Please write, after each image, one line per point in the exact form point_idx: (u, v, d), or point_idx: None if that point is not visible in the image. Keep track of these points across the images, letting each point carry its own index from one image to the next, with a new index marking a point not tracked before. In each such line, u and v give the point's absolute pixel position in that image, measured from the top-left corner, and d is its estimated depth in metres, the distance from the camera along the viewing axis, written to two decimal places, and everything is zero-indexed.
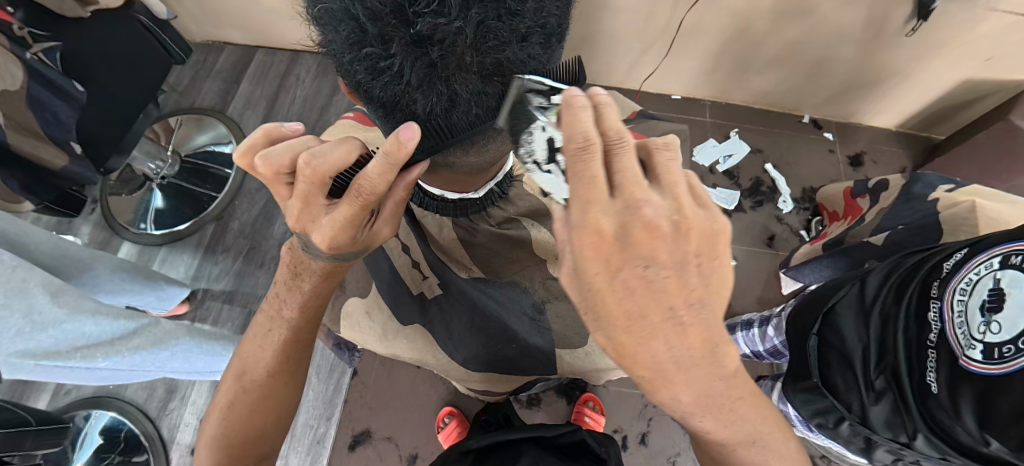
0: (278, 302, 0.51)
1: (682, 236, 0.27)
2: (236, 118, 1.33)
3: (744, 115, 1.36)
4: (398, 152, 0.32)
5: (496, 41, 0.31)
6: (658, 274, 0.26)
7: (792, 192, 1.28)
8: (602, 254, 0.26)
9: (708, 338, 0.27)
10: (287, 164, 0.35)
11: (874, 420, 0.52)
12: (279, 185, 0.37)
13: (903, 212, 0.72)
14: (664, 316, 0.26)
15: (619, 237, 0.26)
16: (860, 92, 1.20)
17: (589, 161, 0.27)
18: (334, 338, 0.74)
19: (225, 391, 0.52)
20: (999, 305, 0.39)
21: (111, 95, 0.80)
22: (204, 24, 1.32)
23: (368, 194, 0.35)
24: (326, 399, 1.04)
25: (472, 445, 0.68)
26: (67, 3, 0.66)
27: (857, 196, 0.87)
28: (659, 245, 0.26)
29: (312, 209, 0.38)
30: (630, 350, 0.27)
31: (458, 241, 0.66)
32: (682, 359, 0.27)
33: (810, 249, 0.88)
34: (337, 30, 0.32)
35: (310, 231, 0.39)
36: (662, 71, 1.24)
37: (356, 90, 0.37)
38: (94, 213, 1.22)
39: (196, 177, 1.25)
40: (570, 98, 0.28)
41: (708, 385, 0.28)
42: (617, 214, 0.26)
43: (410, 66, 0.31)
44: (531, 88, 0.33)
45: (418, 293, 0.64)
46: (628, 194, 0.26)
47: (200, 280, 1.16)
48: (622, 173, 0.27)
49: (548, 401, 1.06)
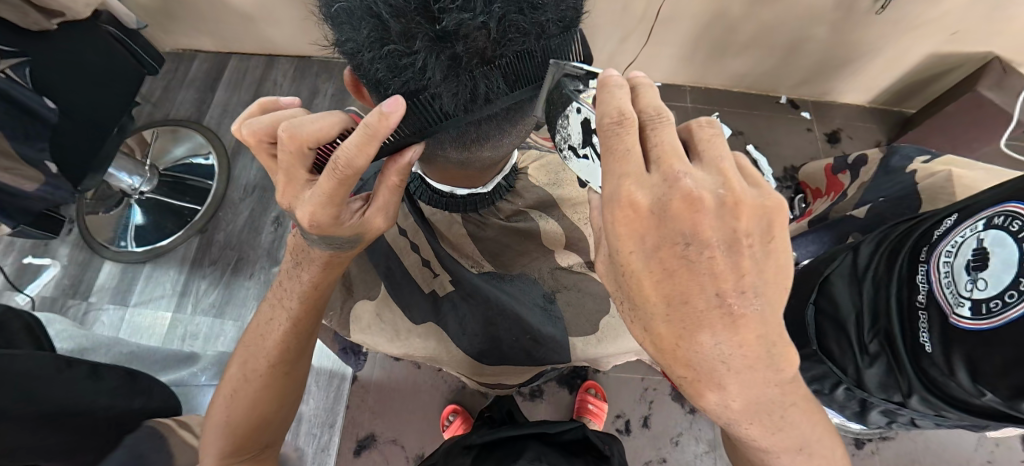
0: (281, 292, 0.52)
1: (728, 210, 0.26)
2: (213, 127, 1.29)
3: (724, 98, 1.38)
4: (381, 125, 0.32)
5: (516, 32, 0.31)
6: (701, 254, 0.26)
7: (774, 172, 1.32)
8: (637, 232, 0.27)
9: (761, 337, 0.27)
10: (267, 132, 0.38)
11: (869, 381, 0.55)
12: (265, 155, 0.40)
13: (883, 185, 0.74)
14: (709, 302, 0.26)
15: (654, 211, 0.26)
16: (834, 71, 1.23)
17: (622, 134, 0.28)
18: (339, 343, 0.73)
19: (231, 376, 0.53)
20: (983, 263, 0.41)
21: (85, 110, 0.77)
22: (173, 31, 1.27)
23: (346, 168, 0.34)
24: (327, 406, 1.03)
25: (476, 440, 0.67)
26: (31, 16, 0.62)
27: (838, 172, 0.89)
28: (701, 219, 0.25)
29: (295, 184, 0.39)
30: (670, 343, 0.29)
31: (467, 235, 0.65)
32: (731, 359, 0.28)
33: (797, 226, 0.90)
34: (357, 29, 0.32)
35: (295, 206, 0.41)
36: (642, 59, 1.25)
37: (374, 88, 0.36)
38: (72, 233, 1.18)
39: (177, 191, 1.22)
40: (604, 80, 0.30)
41: (761, 392, 0.29)
42: (653, 188, 0.26)
43: (434, 61, 0.31)
44: (565, 73, 0.34)
45: (429, 291, 0.64)
46: (665, 167, 0.26)
47: (188, 295, 1.13)
48: (658, 147, 0.27)
49: (550, 392, 1.07)
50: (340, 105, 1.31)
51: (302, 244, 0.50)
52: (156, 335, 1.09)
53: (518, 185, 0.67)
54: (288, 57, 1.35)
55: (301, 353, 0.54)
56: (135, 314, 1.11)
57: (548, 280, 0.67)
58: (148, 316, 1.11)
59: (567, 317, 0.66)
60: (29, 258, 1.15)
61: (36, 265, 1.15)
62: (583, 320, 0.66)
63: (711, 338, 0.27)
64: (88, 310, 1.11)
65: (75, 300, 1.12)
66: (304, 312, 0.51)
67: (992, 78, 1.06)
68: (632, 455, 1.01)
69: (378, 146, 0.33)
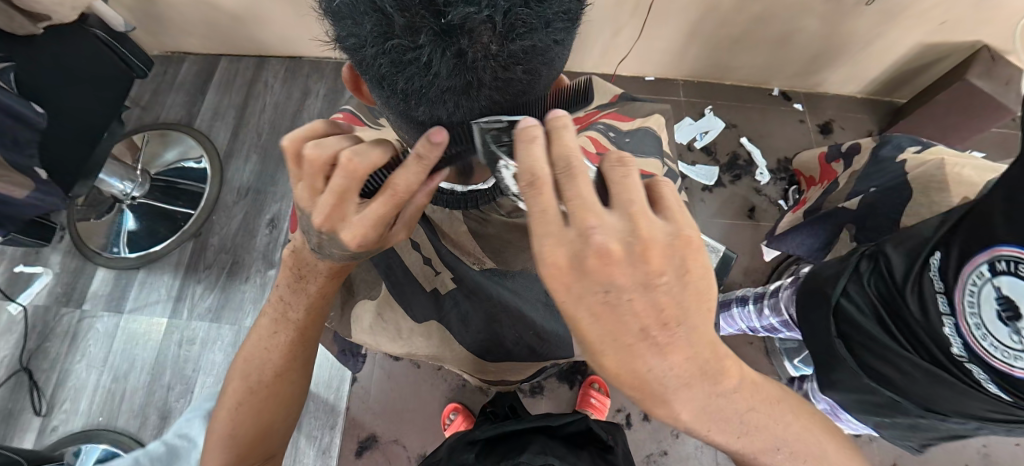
0: (282, 305, 0.51)
1: (638, 258, 0.27)
2: (205, 129, 1.28)
3: (718, 91, 1.39)
4: (430, 154, 0.35)
5: (524, 27, 0.30)
6: (621, 298, 0.26)
7: (768, 163, 1.32)
8: (564, 284, 0.27)
9: (691, 357, 0.28)
10: (331, 155, 0.36)
11: (946, 407, 0.52)
12: (318, 178, 0.37)
13: (874, 174, 0.75)
14: (636, 337, 0.27)
15: (574, 266, 0.27)
16: (826, 63, 1.24)
17: (540, 195, 0.28)
18: (338, 344, 0.73)
19: (231, 393, 0.52)
20: (1016, 313, 0.40)
21: (74, 115, 0.76)
22: (161, 34, 1.26)
23: (402, 193, 0.36)
24: (328, 408, 1.03)
25: (478, 435, 0.66)
26: (16, 21, 0.61)
27: (832, 161, 0.90)
28: (615, 270, 0.26)
29: (343, 205, 0.37)
30: (613, 370, 0.28)
31: (467, 232, 0.64)
32: (670, 378, 0.28)
33: (793, 217, 0.91)
34: (361, 24, 0.31)
35: (340, 230, 0.38)
36: (635, 54, 1.25)
37: (376, 84, 0.35)
38: (64, 240, 1.16)
39: (169, 196, 1.20)
40: (520, 133, 0.30)
41: (707, 401, 0.29)
42: (570, 244, 0.27)
43: (440, 57, 0.30)
44: (486, 129, 0.35)
45: (431, 288, 0.63)
46: (580, 222, 0.27)
47: (184, 300, 1.12)
48: (576, 200, 0.28)
49: (551, 388, 1.08)
50: (334, 106, 1.30)
51: (303, 256, 0.48)
52: (153, 342, 1.08)
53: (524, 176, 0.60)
54: (279, 57, 1.33)
55: (305, 361, 0.54)
56: (130, 321, 1.10)
57: None
58: (143, 323, 1.10)
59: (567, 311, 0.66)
60: (20, 267, 1.14)
61: (27, 273, 1.13)
62: None
63: (646, 364, 0.27)
64: (83, 318, 1.10)
65: (68, 308, 1.11)
66: (309, 322, 0.52)
67: (980, 66, 1.07)
68: (634, 448, 1.02)
69: (427, 172, 0.36)
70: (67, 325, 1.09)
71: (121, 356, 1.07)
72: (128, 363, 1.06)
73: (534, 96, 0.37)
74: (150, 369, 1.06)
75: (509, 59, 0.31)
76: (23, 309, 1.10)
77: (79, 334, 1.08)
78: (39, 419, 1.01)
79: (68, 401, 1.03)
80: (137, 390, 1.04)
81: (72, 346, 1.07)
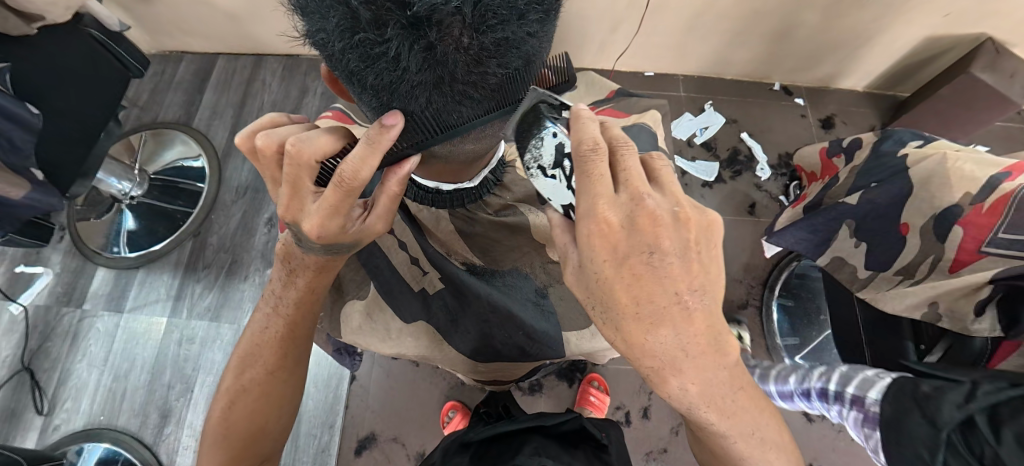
0: (273, 299, 0.53)
1: (682, 225, 0.31)
2: (203, 129, 1.28)
3: (718, 86, 1.37)
4: (382, 139, 0.34)
5: (495, 19, 0.29)
6: (662, 261, 0.30)
7: (769, 159, 1.31)
8: (611, 244, 0.30)
9: (710, 326, 0.31)
10: (280, 145, 0.38)
11: None
12: (274, 168, 0.40)
13: (874, 169, 0.74)
14: (671, 300, 0.30)
15: (625, 226, 0.30)
16: (828, 56, 1.23)
17: (597, 160, 0.32)
18: (334, 344, 0.72)
19: (224, 392, 0.52)
20: None
21: (69, 116, 0.75)
22: (158, 33, 1.26)
23: (349, 181, 0.36)
24: (327, 407, 1.03)
25: (472, 438, 0.68)
26: (10, 21, 0.61)
27: (833, 156, 0.89)
28: (662, 233, 0.30)
29: (300, 196, 0.40)
30: (639, 338, 0.31)
31: (456, 232, 0.66)
32: (688, 347, 0.31)
33: (793, 213, 0.90)
34: (326, 18, 0.30)
35: (300, 219, 0.41)
36: (634, 49, 1.24)
37: (347, 79, 0.35)
38: (64, 240, 1.17)
39: (168, 195, 1.20)
40: (577, 113, 0.35)
41: (714, 374, 0.32)
42: (622, 207, 0.31)
43: (408, 51, 0.29)
44: (544, 101, 0.37)
45: (418, 289, 0.63)
46: (632, 189, 0.31)
47: (183, 299, 1.12)
48: (626, 172, 0.32)
49: (550, 386, 1.07)
50: (331, 104, 1.30)
51: (293, 250, 0.49)
52: (153, 340, 1.08)
53: (507, 178, 0.67)
54: (276, 56, 1.33)
55: (299, 358, 0.54)
56: (130, 321, 1.10)
57: (540, 275, 0.66)
58: (143, 321, 1.10)
59: (561, 311, 0.66)
60: (21, 267, 1.14)
61: (28, 273, 1.14)
62: (578, 314, 0.65)
63: (672, 330, 0.30)
64: (83, 318, 1.10)
65: (69, 308, 1.11)
66: (299, 317, 0.52)
67: (984, 59, 1.06)
68: (633, 446, 1.02)
69: (379, 158, 0.35)
70: (68, 325, 1.09)
71: (122, 356, 1.07)
72: (128, 362, 1.07)
73: (509, 91, 0.37)
74: (150, 368, 1.06)
75: (481, 51, 0.30)
76: (24, 309, 1.10)
77: (80, 334, 1.09)
78: (41, 418, 1.02)
79: (69, 400, 1.03)
80: (137, 389, 1.04)
81: (72, 346, 1.08)
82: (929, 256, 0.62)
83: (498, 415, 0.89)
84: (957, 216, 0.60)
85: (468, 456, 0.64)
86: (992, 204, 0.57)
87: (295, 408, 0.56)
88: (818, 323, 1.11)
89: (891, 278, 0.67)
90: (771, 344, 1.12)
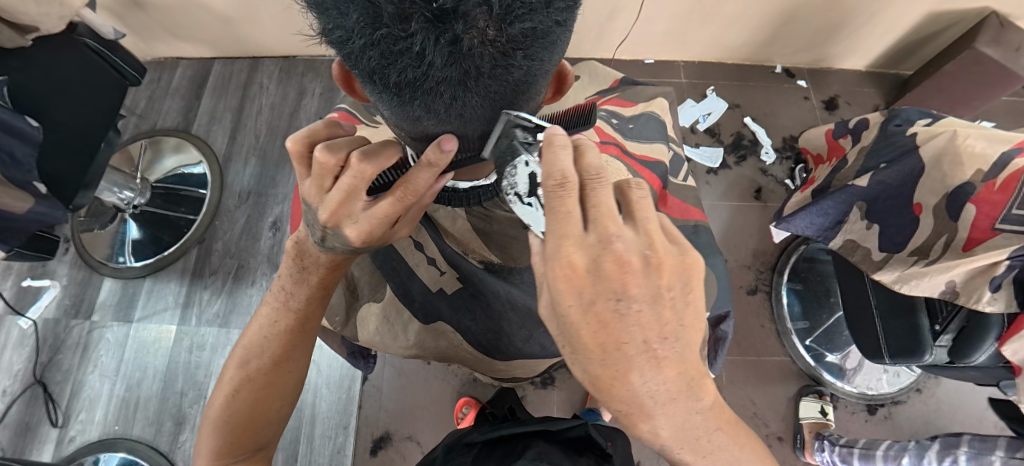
0: (283, 295, 0.52)
1: (654, 270, 0.26)
2: (202, 135, 1.27)
3: (720, 72, 1.36)
4: (441, 161, 0.35)
5: (523, 8, 0.27)
6: (630, 308, 0.25)
7: (773, 142, 1.30)
8: (576, 289, 0.26)
9: (683, 373, 0.27)
10: (341, 157, 0.36)
11: None
12: (325, 177, 0.37)
13: (883, 149, 0.73)
14: (639, 348, 0.26)
15: (591, 271, 0.26)
16: (830, 36, 1.21)
17: (565, 196, 0.27)
18: (347, 346, 0.72)
19: (226, 381, 0.52)
20: None
21: (69, 127, 0.75)
22: (152, 40, 1.24)
23: (412, 198, 0.37)
24: (341, 408, 1.03)
25: (477, 438, 0.68)
26: (3, 33, 0.60)
27: (839, 137, 0.87)
28: (631, 279, 0.25)
29: (350, 204, 0.38)
30: (607, 382, 0.27)
31: (474, 230, 0.62)
32: (657, 394, 0.27)
33: (801, 198, 0.89)
34: (346, 14, 0.28)
35: (344, 227, 0.40)
36: (634, 37, 1.22)
37: (366, 76, 0.34)
38: (69, 253, 1.16)
39: (170, 203, 1.20)
40: (550, 138, 0.28)
41: (686, 418, 0.29)
42: (589, 248, 0.26)
43: (433, 46, 0.28)
44: (517, 124, 0.33)
45: (437, 289, 0.63)
46: (602, 229, 0.26)
47: (191, 307, 1.12)
48: (597, 208, 0.27)
49: (561, 378, 1.08)
50: (330, 104, 1.29)
51: (306, 247, 0.49)
52: (164, 349, 1.08)
53: None
54: (272, 57, 1.32)
55: (305, 349, 0.55)
56: (139, 330, 1.10)
57: None
58: (152, 330, 1.10)
59: None
60: (27, 281, 1.14)
61: (35, 287, 1.14)
62: None
63: (640, 377, 0.26)
64: (92, 329, 1.10)
65: (78, 320, 1.11)
66: (310, 310, 0.53)
67: (990, 33, 1.04)
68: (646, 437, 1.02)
69: (436, 174, 0.37)
70: (77, 337, 1.09)
71: (133, 365, 1.07)
72: (140, 372, 1.07)
73: (532, 85, 0.36)
74: (162, 377, 1.06)
75: (508, 43, 0.29)
76: (33, 323, 1.10)
77: (90, 345, 1.09)
78: (56, 430, 1.03)
79: (83, 412, 1.04)
80: (151, 397, 1.05)
81: (83, 357, 1.08)
82: (942, 236, 0.62)
83: (504, 417, 0.88)
84: (970, 194, 0.59)
85: (470, 455, 0.64)
86: (1004, 180, 0.56)
87: (293, 400, 0.56)
88: (827, 305, 1.11)
89: (904, 260, 0.66)
90: (782, 329, 1.11)
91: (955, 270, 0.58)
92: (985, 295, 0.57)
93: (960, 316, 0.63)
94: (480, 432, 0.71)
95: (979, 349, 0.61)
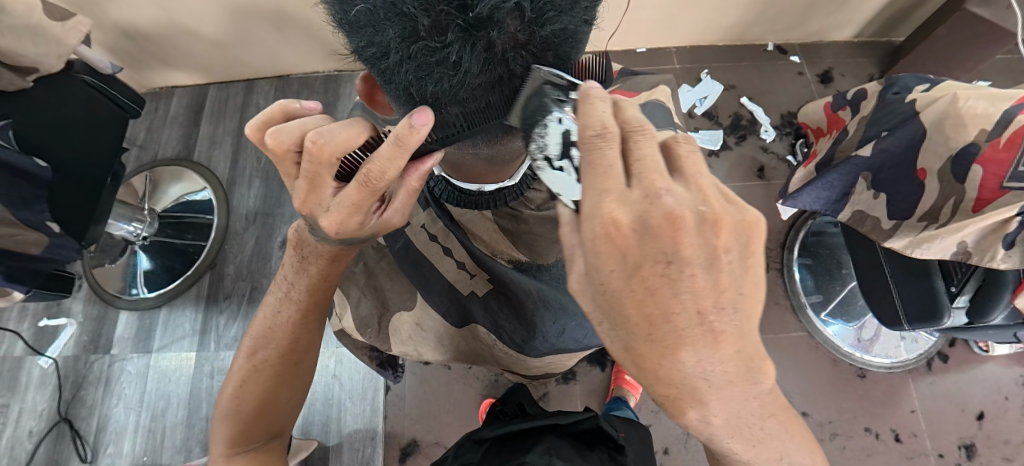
0: (287, 285, 0.53)
1: (709, 228, 0.25)
2: (204, 161, 1.27)
3: (712, 55, 1.36)
4: (410, 139, 0.33)
5: (553, 10, 0.28)
6: (683, 272, 0.24)
7: (771, 120, 1.30)
8: (620, 250, 0.25)
9: (740, 350, 0.26)
10: (296, 141, 0.37)
11: None
12: (288, 164, 0.39)
13: (884, 117, 0.73)
14: (692, 319, 0.25)
15: (638, 230, 0.25)
16: (819, 9, 1.21)
17: (605, 148, 0.27)
18: (375, 356, 0.72)
19: (237, 370, 0.53)
20: None
21: (76, 165, 0.75)
22: (147, 72, 1.25)
23: (374, 178, 0.36)
24: (367, 419, 1.03)
25: (486, 435, 0.68)
26: (6, 77, 0.60)
27: (838, 109, 0.87)
28: (684, 237, 0.24)
29: (319, 191, 0.39)
30: (653, 363, 0.26)
31: (502, 231, 0.65)
32: (712, 375, 0.26)
33: (806, 173, 0.90)
34: (383, 30, 0.29)
35: (318, 214, 0.41)
36: (625, 26, 1.22)
37: (400, 91, 0.34)
38: (83, 289, 1.17)
39: (179, 230, 1.21)
40: (587, 92, 0.30)
41: (741, 406, 0.27)
42: (634, 205, 0.25)
43: (468, 53, 0.28)
44: (548, 81, 0.32)
45: (469, 292, 0.64)
46: (647, 183, 0.26)
47: (209, 333, 1.12)
48: (640, 162, 0.27)
49: (583, 373, 1.08)
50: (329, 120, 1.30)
51: (304, 237, 0.50)
52: (185, 376, 1.09)
53: None
54: (266, 77, 1.32)
55: (312, 341, 0.55)
56: (159, 359, 1.11)
57: None
58: (173, 358, 1.11)
59: None
60: (44, 321, 1.15)
61: (53, 326, 1.14)
62: None
63: (691, 354, 0.25)
64: (113, 363, 1.11)
65: (97, 355, 1.12)
66: (311, 303, 0.53)
67: None
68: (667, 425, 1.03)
69: (407, 156, 0.35)
70: (98, 372, 1.10)
71: (156, 394, 1.08)
72: (164, 400, 1.07)
73: None
74: (186, 404, 1.07)
75: (541, 45, 0.30)
76: (54, 361, 1.11)
77: (112, 379, 1.09)
78: None
79: (111, 445, 1.05)
80: (177, 425, 1.05)
81: (106, 391, 1.09)
82: (949, 199, 0.62)
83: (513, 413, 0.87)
84: (975, 155, 0.59)
85: (479, 451, 0.65)
86: (1009, 138, 0.55)
87: (303, 386, 0.57)
88: (840, 277, 1.12)
89: (915, 226, 0.67)
90: (796, 304, 1.12)
91: (966, 230, 0.59)
92: (999, 253, 0.57)
93: (976, 276, 0.62)
94: (489, 427, 0.72)
95: (997, 308, 0.61)
